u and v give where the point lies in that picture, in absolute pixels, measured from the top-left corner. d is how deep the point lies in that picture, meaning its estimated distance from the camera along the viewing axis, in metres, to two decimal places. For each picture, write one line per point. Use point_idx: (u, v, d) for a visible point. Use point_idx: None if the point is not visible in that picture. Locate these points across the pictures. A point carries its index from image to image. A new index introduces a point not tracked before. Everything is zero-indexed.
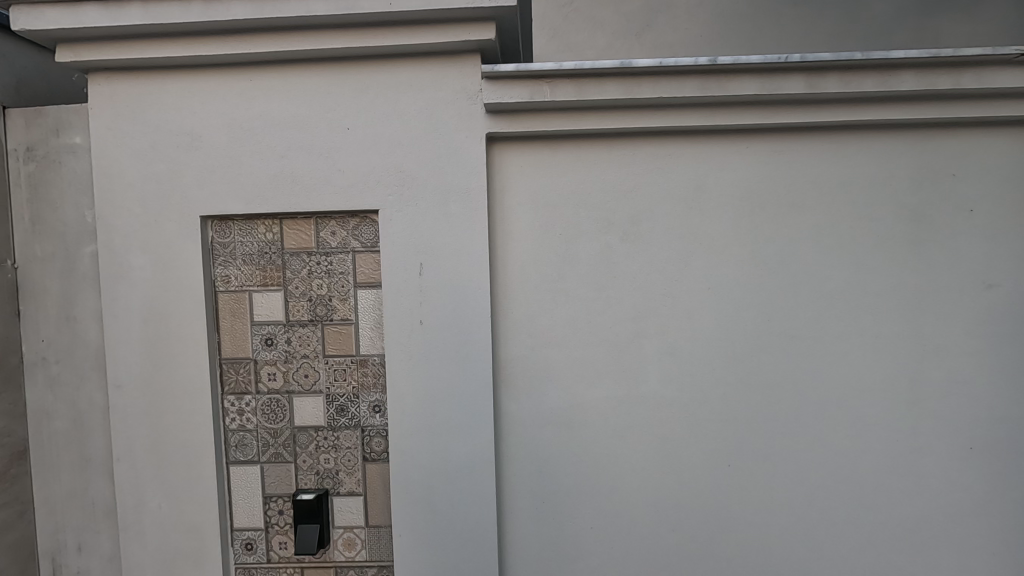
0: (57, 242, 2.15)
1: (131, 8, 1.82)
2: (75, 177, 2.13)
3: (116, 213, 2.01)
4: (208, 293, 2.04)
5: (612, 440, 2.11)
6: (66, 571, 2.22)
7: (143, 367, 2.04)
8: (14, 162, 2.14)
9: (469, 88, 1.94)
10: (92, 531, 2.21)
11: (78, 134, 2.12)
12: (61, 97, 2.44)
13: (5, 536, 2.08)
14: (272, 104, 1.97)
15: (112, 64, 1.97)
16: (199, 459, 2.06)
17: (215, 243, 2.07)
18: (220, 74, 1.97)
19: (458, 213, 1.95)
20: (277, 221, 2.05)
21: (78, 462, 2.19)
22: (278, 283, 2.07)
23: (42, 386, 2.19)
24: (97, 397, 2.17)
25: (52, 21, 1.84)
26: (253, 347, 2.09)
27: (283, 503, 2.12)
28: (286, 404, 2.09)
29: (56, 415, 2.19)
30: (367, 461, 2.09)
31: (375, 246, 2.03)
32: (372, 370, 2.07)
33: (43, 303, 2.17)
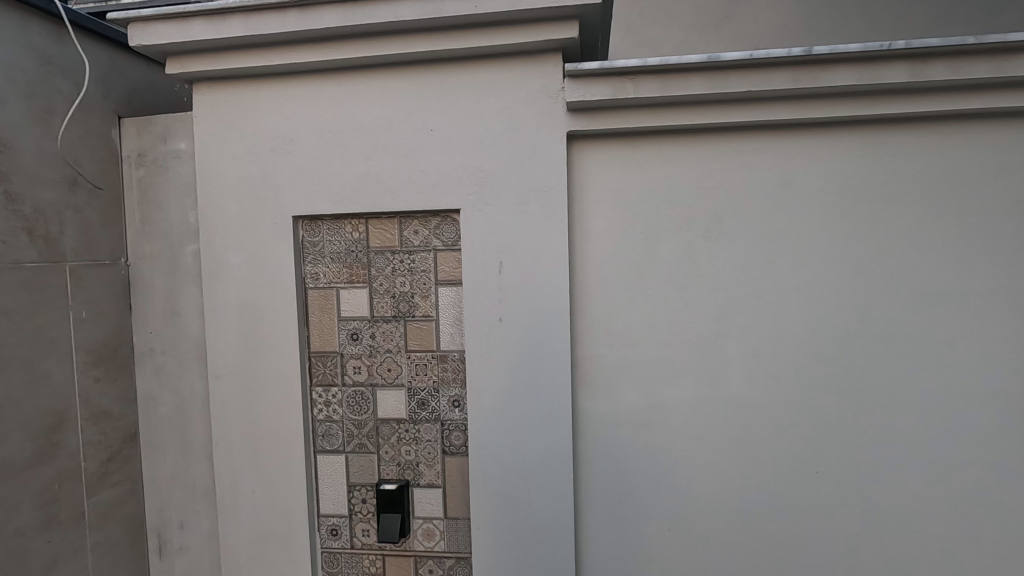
0: (164, 242, 2.31)
1: (234, 21, 1.94)
2: (180, 181, 2.28)
3: (217, 214, 2.14)
4: (299, 290, 2.14)
5: (691, 442, 2.07)
6: (169, 546, 2.40)
7: (240, 358, 2.17)
8: (128, 168, 2.33)
9: (550, 87, 1.95)
10: (192, 510, 2.37)
11: (183, 140, 2.27)
12: (171, 106, 2.61)
13: (118, 511, 2.27)
14: (359, 108, 2.04)
15: (214, 75, 2.10)
16: (289, 448, 2.17)
17: (305, 242, 2.16)
18: (311, 81, 2.07)
19: (538, 212, 1.97)
20: (363, 221, 2.13)
21: (181, 446, 2.36)
22: (363, 280, 2.15)
23: (150, 374, 2.36)
24: (198, 387, 2.31)
25: (164, 36, 1.98)
26: (340, 341, 2.18)
27: (365, 492, 2.20)
28: (369, 397, 2.17)
29: (162, 402, 2.36)
30: (446, 455, 2.14)
31: (455, 245, 2.07)
32: (452, 366, 2.11)
33: (151, 298, 2.34)
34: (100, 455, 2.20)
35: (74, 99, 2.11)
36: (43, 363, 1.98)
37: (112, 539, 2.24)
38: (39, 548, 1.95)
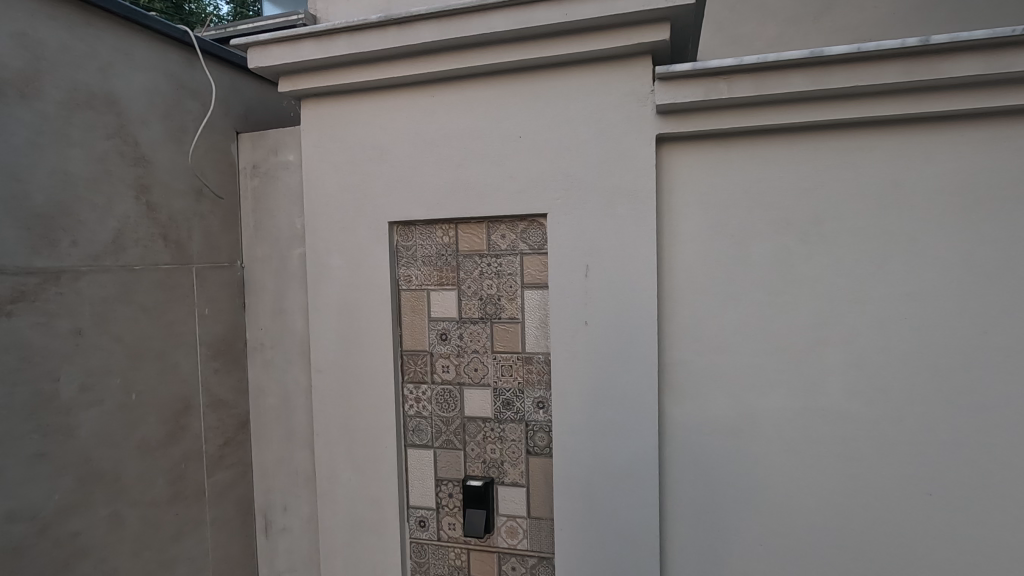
0: (274, 246, 2.52)
1: (339, 41, 2.09)
2: (288, 190, 2.47)
3: (320, 220, 2.31)
4: (393, 291, 2.26)
5: (786, 454, 1.98)
6: (274, 526, 2.60)
7: (339, 354, 2.32)
8: (244, 178, 2.55)
9: (639, 90, 1.94)
10: (294, 494, 2.56)
11: (292, 152, 2.46)
12: (282, 120, 2.83)
13: (232, 491, 2.50)
14: (451, 117, 2.13)
15: (320, 91, 2.27)
16: (382, 440, 2.29)
17: (399, 246, 2.28)
18: (407, 93, 2.18)
19: (625, 215, 1.96)
20: (452, 226, 2.21)
21: (286, 434, 2.55)
22: (452, 282, 2.23)
23: (260, 367, 2.58)
24: (301, 380, 2.49)
25: (279, 58, 2.17)
26: (430, 341, 2.28)
27: (452, 486, 2.28)
28: (457, 395, 2.25)
29: (270, 393, 2.56)
30: (530, 455, 2.18)
31: (541, 249, 2.10)
32: (537, 368, 2.14)
33: (262, 297, 2.55)
34: (217, 439, 2.43)
35: (202, 119, 2.36)
36: (174, 354, 2.22)
37: (227, 515, 2.47)
38: (168, 519, 2.20)
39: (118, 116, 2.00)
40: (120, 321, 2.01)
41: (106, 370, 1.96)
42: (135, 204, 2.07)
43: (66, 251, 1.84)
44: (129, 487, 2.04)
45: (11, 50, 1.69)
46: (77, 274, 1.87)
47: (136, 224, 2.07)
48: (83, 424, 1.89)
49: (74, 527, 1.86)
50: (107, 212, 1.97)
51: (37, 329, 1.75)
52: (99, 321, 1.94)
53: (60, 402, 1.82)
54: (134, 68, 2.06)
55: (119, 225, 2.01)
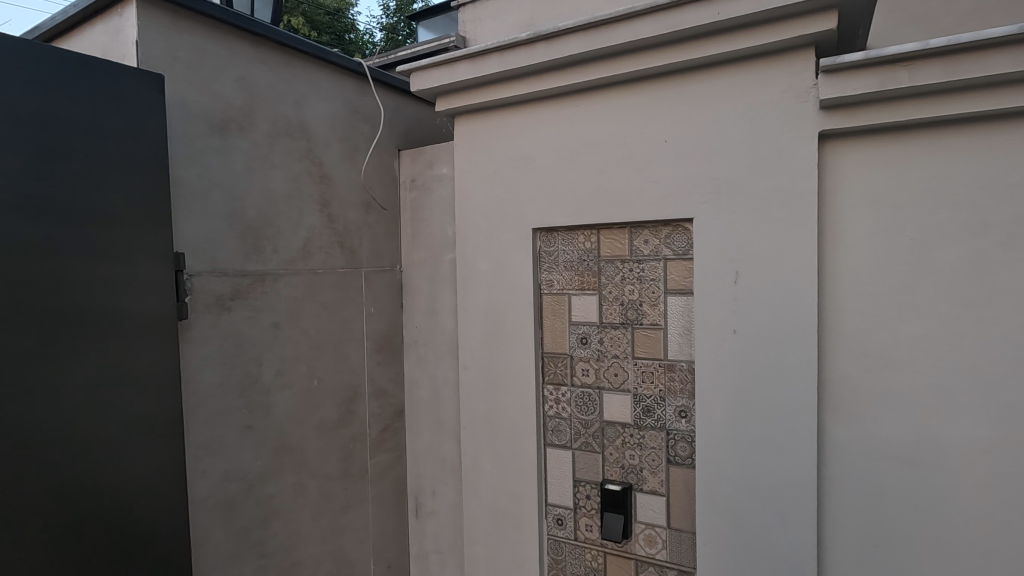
0: (428, 252, 2.75)
1: (491, 59, 2.23)
2: (441, 200, 2.69)
3: (470, 228, 2.48)
4: (536, 295, 2.35)
5: (979, 491, 1.72)
6: (423, 509, 2.83)
7: (485, 353, 2.47)
8: (404, 191, 2.82)
9: (799, 85, 1.82)
10: (442, 481, 2.76)
11: (445, 165, 2.68)
12: (437, 136, 3.07)
13: (389, 473, 2.77)
14: (595, 125, 2.17)
15: (472, 108, 2.44)
16: (523, 438, 2.39)
17: (542, 251, 2.36)
18: (552, 104, 2.26)
19: (780, 219, 1.85)
20: (594, 231, 2.24)
21: (435, 425, 2.77)
22: (593, 287, 2.25)
23: (414, 362, 2.82)
24: (450, 376, 2.69)
25: (437, 80, 2.38)
26: (570, 344, 2.32)
27: (590, 488, 2.31)
28: (596, 399, 2.27)
29: (422, 386, 2.80)
30: (671, 464, 2.13)
31: (686, 254, 2.05)
32: (679, 376, 2.10)
33: (416, 298, 2.79)
34: (378, 425, 2.71)
35: (372, 139, 2.66)
36: (346, 347, 2.53)
37: (384, 494, 2.75)
38: (338, 492, 2.50)
39: (308, 141, 2.34)
40: (306, 317, 2.34)
41: (295, 358, 2.30)
42: (319, 216, 2.39)
43: (269, 256, 2.19)
44: (310, 460, 2.36)
45: (234, 92, 2.06)
46: (276, 276, 2.21)
47: (319, 233, 2.40)
48: (278, 403, 2.23)
49: (270, 490, 2.20)
50: (299, 223, 2.31)
51: (248, 321, 2.11)
52: (291, 316, 2.28)
53: (262, 383, 2.16)
54: (321, 99, 2.39)
55: (307, 234, 2.34)
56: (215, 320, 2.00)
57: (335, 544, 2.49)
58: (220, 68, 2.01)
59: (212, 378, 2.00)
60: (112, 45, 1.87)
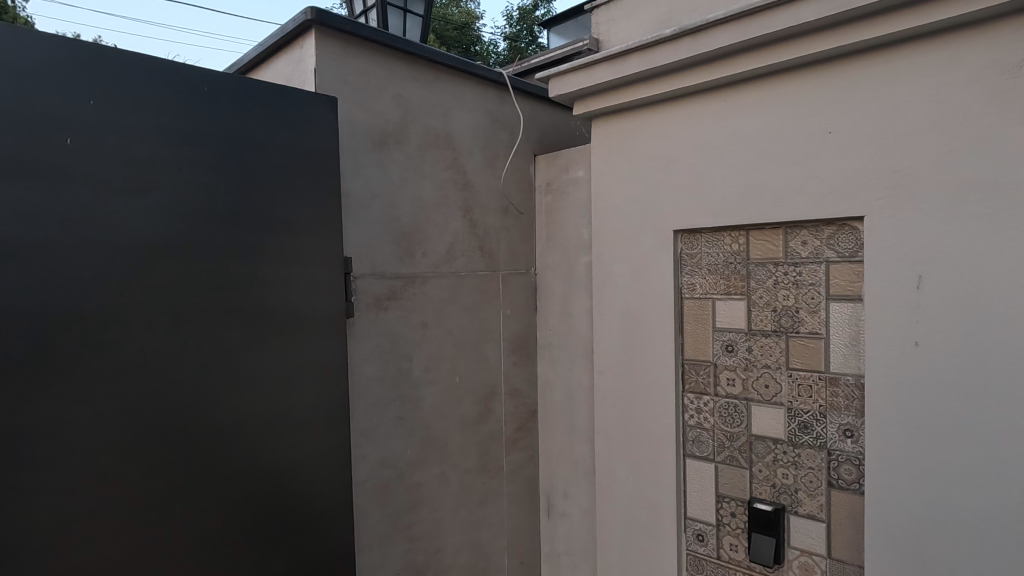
0: (562, 254, 2.77)
1: (633, 59, 2.19)
2: (577, 204, 2.69)
3: (607, 230, 2.46)
4: (676, 299, 2.26)
5: None
6: (555, 510, 2.85)
7: (621, 358, 2.43)
8: (539, 195, 2.87)
9: (1007, 59, 1.56)
10: (575, 483, 2.76)
11: (581, 168, 2.68)
12: (572, 140, 3.09)
13: (522, 471, 2.83)
14: (746, 120, 2.04)
15: (610, 110, 2.42)
16: (661, 447, 2.31)
17: (683, 254, 2.26)
18: (697, 101, 2.17)
19: (979, 215, 1.60)
20: (743, 232, 2.11)
21: (568, 427, 2.78)
22: (742, 292, 2.12)
23: (548, 364, 2.86)
24: (584, 379, 2.68)
25: (576, 84, 2.39)
26: (714, 352, 2.20)
27: (735, 505, 2.17)
28: (744, 411, 2.13)
29: (556, 388, 2.82)
30: (832, 487, 1.93)
31: (854, 256, 1.86)
32: (844, 392, 1.90)
33: (550, 300, 2.83)
34: (513, 424, 2.79)
35: (510, 145, 2.74)
36: (485, 346, 2.63)
37: (518, 492, 2.82)
38: (477, 485, 2.61)
39: (453, 151, 2.47)
40: (450, 317, 2.47)
41: (440, 356, 2.44)
42: (462, 222, 2.52)
43: (419, 260, 2.34)
44: (452, 453, 2.49)
45: (392, 108, 2.23)
46: (425, 278, 2.36)
47: (462, 238, 2.53)
48: (426, 398, 2.38)
49: (417, 478, 2.36)
50: (445, 228, 2.45)
51: (401, 320, 2.28)
52: (438, 317, 2.42)
53: (412, 378, 2.33)
54: (465, 110, 2.52)
55: (452, 239, 2.48)
56: (374, 319, 2.19)
57: (474, 535, 2.60)
58: (380, 87, 2.20)
59: (371, 371, 2.18)
60: (295, 74, 2.12)
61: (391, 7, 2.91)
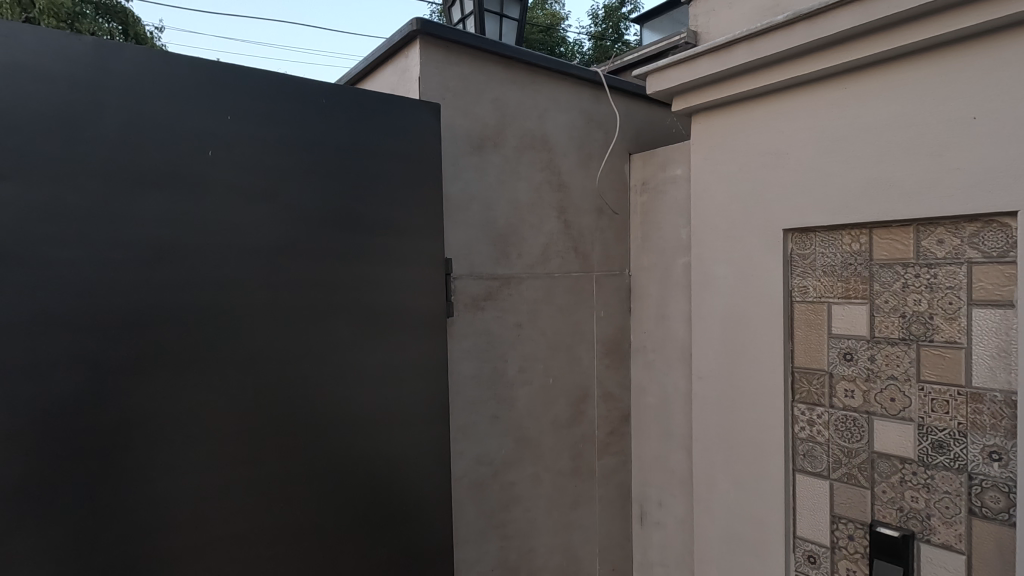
0: (659, 255, 2.69)
1: (739, 50, 2.08)
2: (675, 203, 2.60)
3: (709, 230, 2.35)
4: (786, 303, 2.11)
5: None
6: (648, 518, 2.78)
7: (723, 364, 2.31)
8: (634, 195, 2.81)
9: None
10: (669, 492, 2.67)
11: (679, 166, 2.58)
12: (668, 137, 2.99)
13: (614, 476, 2.79)
14: (869, 108, 1.86)
15: (712, 105, 2.32)
16: (767, 460, 2.16)
17: (794, 255, 2.11)
18: (811, 90, 2.01)
19: None
20: (865, 231, 1.93)
21: (663, 433, 2.69)
22: (863, 296, 1.95)
23: (642, 368, 2.79)
24: (680, 385, 2.59)
25: (675, 80, 2.32)
26: (829, 360, 2.04)
27: (853, 528, 1.99)
28: (864, 425, 1.96)
29: (650, 393, 2.75)
30: (973, 516, 1.72)
31: (1003, 257, 1.64)
32: (989, 410, 1.68)
33: (645, 303, 2.76)
34: (606, 428, 2.75)
35: (605, 145, 2.70)
36: (578, 348, 2.61)
37: (610, 497, 2.77)
38: (569, 488, 2.60)
39: (549, 152, 2.48)
40: (544, 318, 2.48)
41: (534, 357, 2.45)
42: (556, 223, 2.52)
43: (515, 261, 2.37)
44: (545, 454, 2.50)
45: (490, 113, 2.28)
46: (520, 279, 2.39)
47: (556, 239, 2.53)
48: (520, 398, 2.40)
49: (511, 477, 2.38)
50: (540, 230, 2.46)
51: (497, 320, 2.32)
52: (532, 317, 2.43)
53: (507, 378, 2.36)
54: (560, 111, 2.52)
55: (546, 240, 2.48)
56: (472, 319, 2.24)
57: (565, 538, 2.59)
58: (479, 92, 2.25)
59: (469, 370, 2.24)
60: (400, 83, 2.22)
61: (488, 14, 2.98)
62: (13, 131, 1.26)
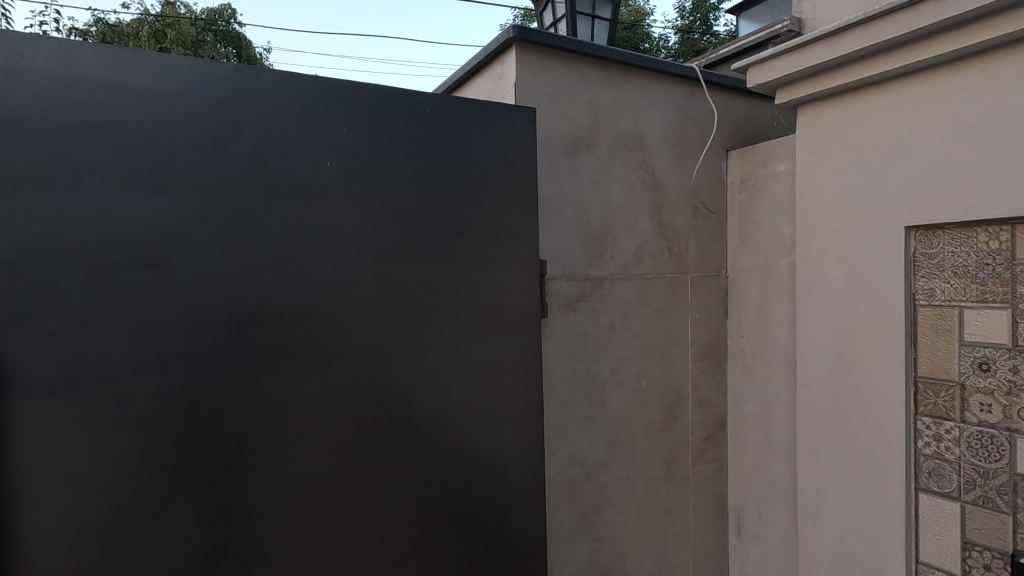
0: (759, 256, 2.57)
1: (854, 34, 1.91)
2: (778, 201, 2.47)
3: (817, 229, 2.22)
4: (908, 306, 1.92)
5: None
6: (747, 531, 2.66)
7: (833, 371, 2.17)
8: (732, 193, 2.71)
9: None
10: (771, 505, 2.54)
11: (783, 162, 2.44)
12: (770, 132, 2.85)
13: (710, 484, 2.70)
14: (1010, 90, 1.64)
15: (820, 96, 2.18)
16: (885, 476, 1.99)
17: (917, 254, 1.92)
18: (938, 73, 1.81)
19: None
20: (1006, 226, 1.71)
21: (764, 442, 2.56)
22: (1004, 299, 1.73)
23: (740, 373, 2.67)
24: (783, 393, 2.45)
25: (779, 71, 2.21)
26: (961, 370, 1.83)
27: (991, 558, 1.77)
28: (1005, 445, 1.73)
29: (749, 400, 2.62)
30: None
31: None
32: None
33: (745, 305, 2.64)
34: (701, 434, 2.67)
35: (701, 142, 2.63)
36: (672, 351, 2.56)
37: (705, 505, 2.69)
38: (662, 494, 2.54)
39: (642, 152, 2.45)
40: (637, 320, 2.45)
41: (627, 359, 2.42)
42: (650, 223, 2.49)
43: (608, 262, 2.36)
44: (638, 458, 2.47)
45: (584, 114, 2.28)
46: (613, 280, 2.37)
47: (650, 240, 2.49)
48: (612, 400, 2.38)
49: (603, 480, 2.37)
50: (633, 230, 2.44)
51: (590, 322, 2.32)
52: (625, 319, 2.41)
53: (600, 380, 2.35)
54: (655, 109, 2.48)
55: (640, 241, 2.46)
56: (565, 319, 2.26)
57: (658, 545, 2.54)
58: (574, 94, 2.26)
59: (562, 370, 2.26)
60: (496, 89, 2.28)
61: (580, 16, 3.00)
62: (169, 150, 1.43)
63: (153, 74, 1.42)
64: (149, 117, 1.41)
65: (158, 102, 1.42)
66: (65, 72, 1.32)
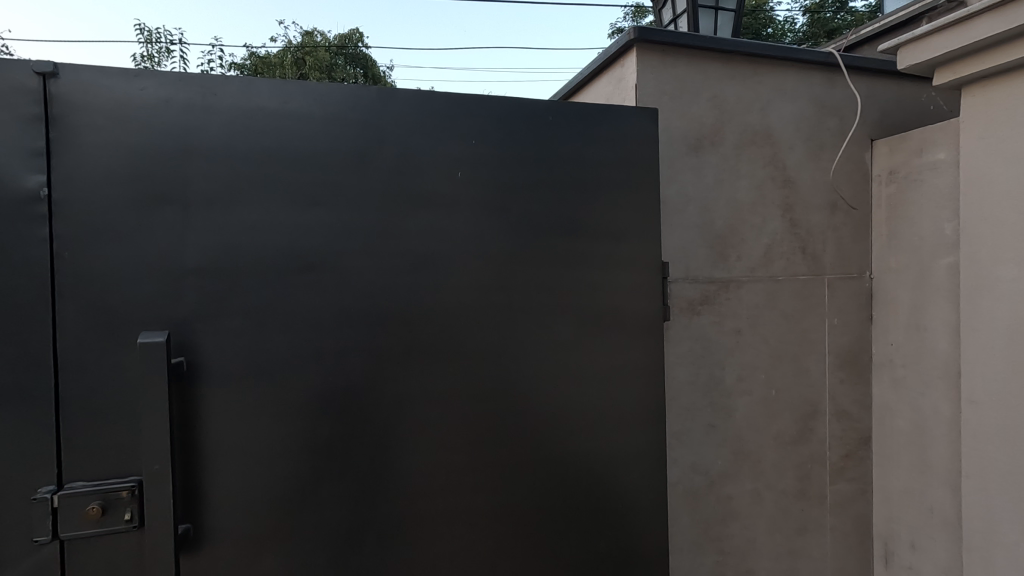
0: (912, 255, 2.31)
1: None
2: (937, 194, 2.20)
3: (987, 224, 1.95)
4: None
5: None
6: (896, 560, 2.41)
7: (1008, 387, 1.89)
8: (878, 185, 2.47)
9: None
10: (927, 534, 2.27)
11: (942, 150, 2.17)
12: (925, 116, 2.55)
13: (851, 506, 2.47)
14: None
15: (990, 73, 1.91)
16: None
17: None
18: None
19: None
20: None
21: (918, 464, 2.30)
22: None
23: (888, 385, 2.42)
24: (943, 410, 2.19)
25: (936, 50, 1.98)
26: None
27: None
28: None
29: (900, 415, 2.37)
30: None
31: None
32: None
33: (893, 310, 2.39)
34: (840, 450, 2.46)
35: (840, 133, 2.42)
36: (806, 359, 2.38)
37: (846, 528, 2.47)
38: (795, 512, 2.38)
39: (772, 147, 2.31)
40: (766, 325, 2.32)
41: (755, 366, 2.30)
42: (781, 222, 2.35)
43: (734, 263, 2.27)
44: (767, 471, 2.33)
45: (708, 111, 2.21)
46: (740, 283, 2.28)
47: (780, 240, 2.35)
48: (738, 408, 2.28)
49: (729, 491, 2.27)
50: (761, 230, 2.31)
51: (714, 326, 2.24)
52: (752, 324, 2.30)
53: (725, 387, 2.26)
54: (786, 100, 2.33)
55: (769, 241, 2.33)
56: (688, 322, 2.20)
57: (791, 565, 2.38)
58: (697, 91, 2.20)
59: (684, 375, 2.20)
60: (615, 92, 2.29)
61: (701, 9, 2.90)
62: (325, 167, 1.61)
63: (313, 101, 1.61)
64: (310, 140, 1.60)
65: (317, 125, 1.61)
66: (246, 106, 1.55)
